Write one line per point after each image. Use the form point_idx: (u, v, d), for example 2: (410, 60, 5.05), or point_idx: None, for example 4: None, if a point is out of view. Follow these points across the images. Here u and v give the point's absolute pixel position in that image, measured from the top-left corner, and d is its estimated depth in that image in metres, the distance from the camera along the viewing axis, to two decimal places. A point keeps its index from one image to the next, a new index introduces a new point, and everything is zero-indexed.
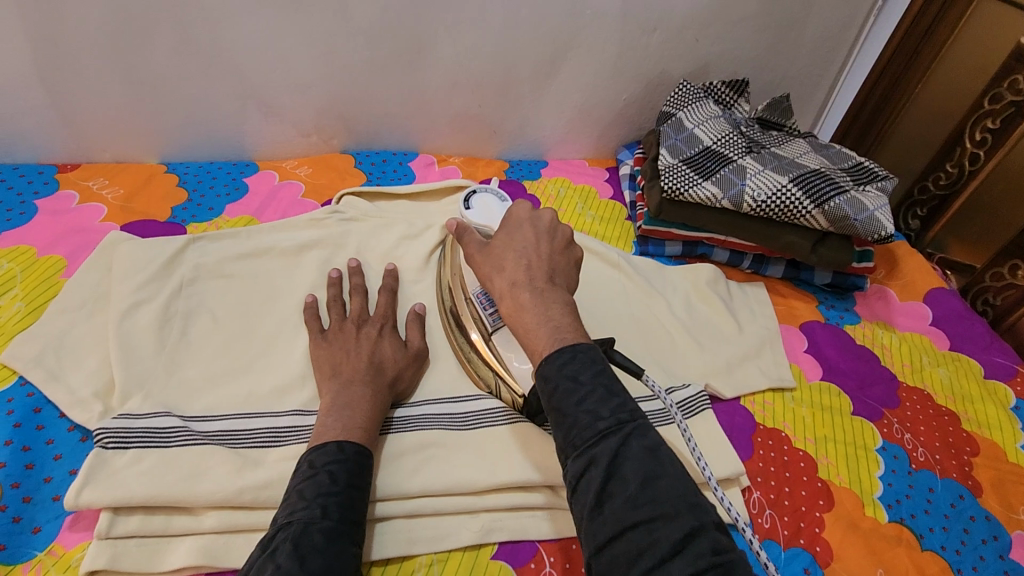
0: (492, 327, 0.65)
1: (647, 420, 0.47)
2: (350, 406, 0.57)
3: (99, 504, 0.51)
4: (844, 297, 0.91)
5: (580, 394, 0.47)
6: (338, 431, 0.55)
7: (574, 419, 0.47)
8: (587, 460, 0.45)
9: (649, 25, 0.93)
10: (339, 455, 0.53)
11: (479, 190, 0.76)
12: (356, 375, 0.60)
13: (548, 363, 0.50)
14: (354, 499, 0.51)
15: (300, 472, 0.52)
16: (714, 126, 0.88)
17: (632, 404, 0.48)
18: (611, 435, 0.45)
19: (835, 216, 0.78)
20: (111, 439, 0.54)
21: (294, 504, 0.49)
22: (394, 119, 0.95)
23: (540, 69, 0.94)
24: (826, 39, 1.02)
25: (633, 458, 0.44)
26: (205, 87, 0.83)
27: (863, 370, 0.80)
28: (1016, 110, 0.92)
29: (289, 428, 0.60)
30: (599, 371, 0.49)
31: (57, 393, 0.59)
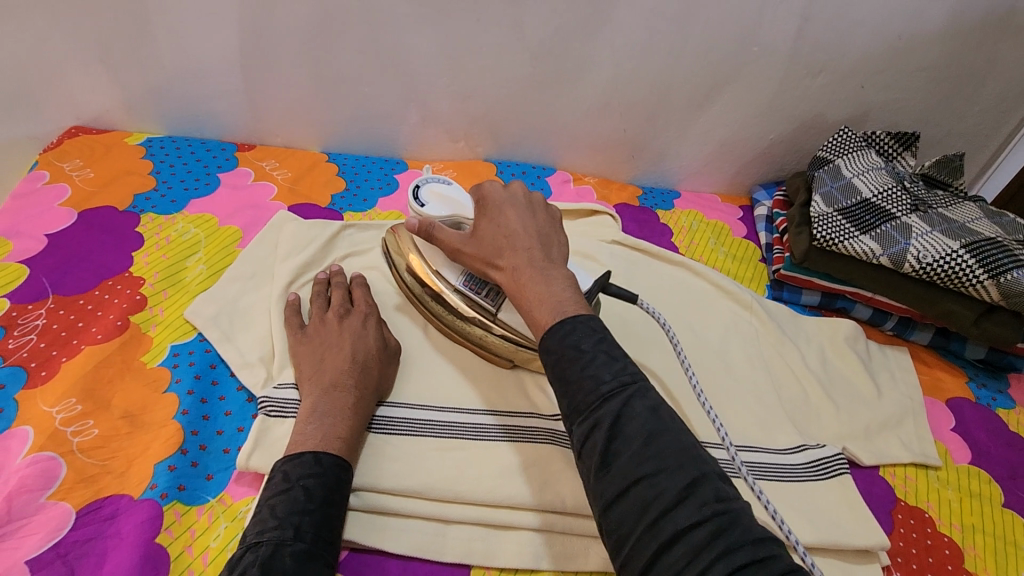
0: (496, 305, 0.64)
1: (645, 381, 0.49)
2: (331, 414, 0.56)
3: (266, 469, 0.55)
4: (998, 376, 0.83)
5: (584, 360, 0.49)
6: (318, 441, 0.53)
7: (578, 385, 0.49)
8: (592, 423, 0.47)
9: (815, 68, 0.90)
10: (315, 468, 0.51)
11: (423, 183, 0.70)
12: (339, 377, 0.58)
13: (553, 335, 0.51)
14: (330, 517, 0.50)
15: (274, 484, 0.51)
16: (875, 178, 0.83)
17: (632, 366, 0.50)
18: (614, 397, 0.47)
19: (1010, 290, 0.72)
20: (271, 407, 0.59)
21: (264, 522, 0.48)
22: (538, 135, 0.97)
23: (693, 101, 0.94)
24: (1005, 99, 0.96)
25: (636, 419, 0.46)
26: (377, 86, 0.89)
27: (1016, 460, 0.74)
28: None
29: (430, 422, 0.62)
30: (600, 340, 0.51)
31: (229, 353, 0.64)
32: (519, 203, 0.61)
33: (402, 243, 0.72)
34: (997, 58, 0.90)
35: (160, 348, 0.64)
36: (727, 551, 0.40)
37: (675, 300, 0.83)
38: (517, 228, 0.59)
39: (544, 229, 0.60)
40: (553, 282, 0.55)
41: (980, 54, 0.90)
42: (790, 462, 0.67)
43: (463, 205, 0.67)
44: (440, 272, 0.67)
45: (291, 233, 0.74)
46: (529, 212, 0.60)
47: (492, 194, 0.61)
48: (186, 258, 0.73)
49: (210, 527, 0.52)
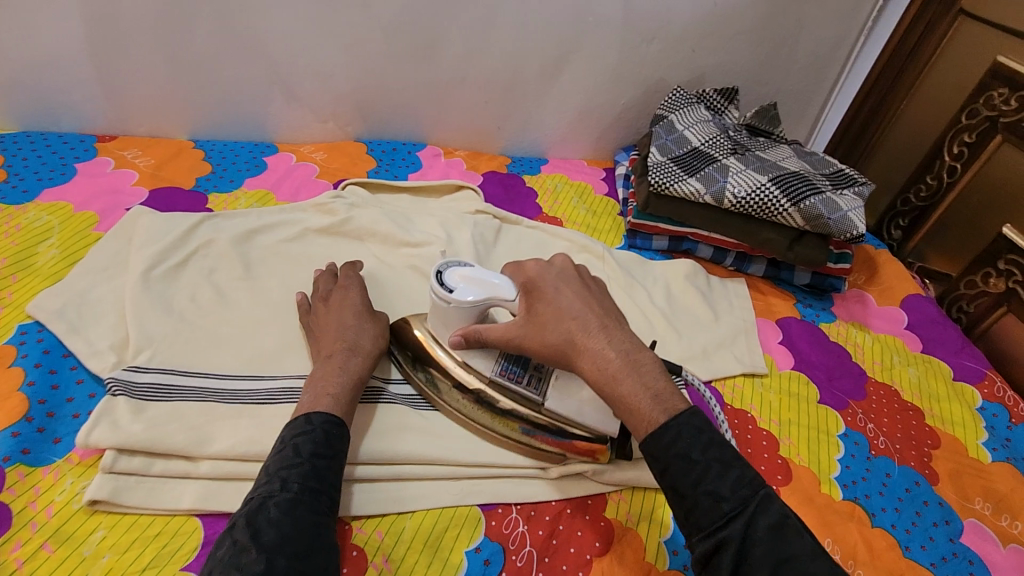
0: (540, 394, 0.61)
1: (766, 488, 0.46)
2: (325, 378, 0.60)
3: (106, 443, 0.55)
4: (822, 297, 0.95)
5: (696, 473, 0.46)
6: (308, 404, 0.56)
7: (694, 501, 0.46)
8: (714, 542, 0.44)
9: (648, 34, 0.99)
10: (306, 427, 0.53)
11: (446, 268, 0.63)
12: (343, 344, 0.64)
13: (654, 441, 0.48)
14: (321, 471, 0.51)
15: (274, 448, 0.53)
16: (703, 130, 0.94)
17: (751, 475, 0.46)
18: (736, 517, 0.44)
19: (810, 215, 0.83)
20: (120, 389, 0.59)
21: (260, 480, 0.50)
22: (406, 111, 1.02)
23: (545, 71, 1.01)
24: (819, 57, 1.07)
25: (763, 544, 0.43)
26: (237, 70, 0.91)
27: (833, 364, 0.84)
28: (990, 125, 0.88)
29: (283, 390, 0.64)
30: (709, 444, 0.47)
31: (76, 344, 0.64)
32: (571, 277, 0.57)
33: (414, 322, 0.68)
34: (805, 19, 1.02)
35: (6, 329, 0.65)
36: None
37: None
38: (580, 306, 0.54)
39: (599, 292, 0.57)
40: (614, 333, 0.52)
41: (790, 16, 1.01)
42: None
43: (498, 286, 0.59)
44: (473, 362, 0.63)
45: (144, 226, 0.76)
46: (584, 286, 0.57)
47: (540, 274, 0.58)
48: (38, 244, 0.74)
49: (56, 483, 0.54)
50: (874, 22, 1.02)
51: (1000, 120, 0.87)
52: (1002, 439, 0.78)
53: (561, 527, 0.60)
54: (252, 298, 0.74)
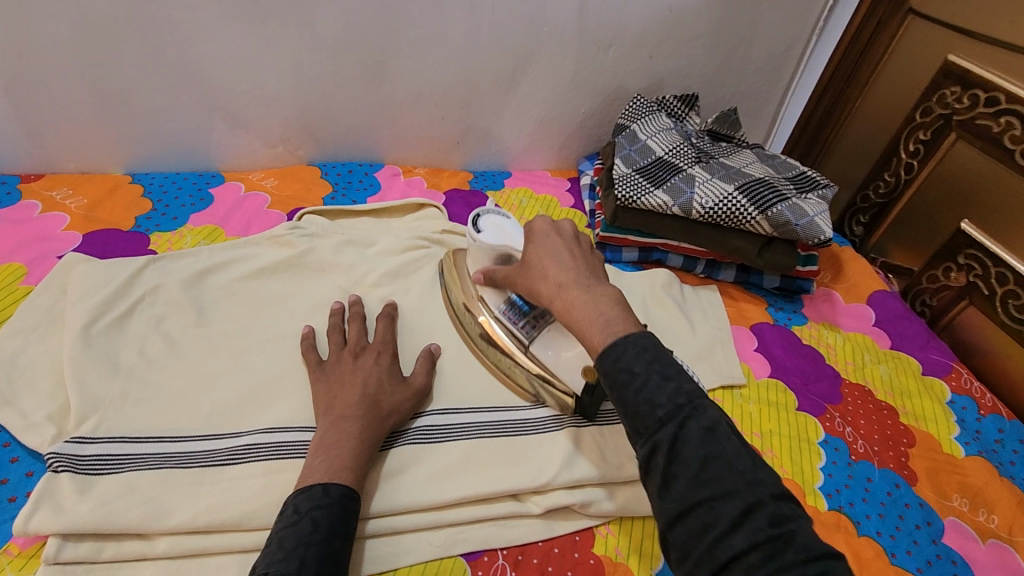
0: (527, 339, 0.68)
1: (703, 398, 0.45)
2: (337, 445, 0.55)
3: (48, 531, 0.50)
4: (792, 299, 0.95)
5: (638, 383, 0.46)
6: (323, 474, 0.53)
7: (635, 409, 0.45)
8: (651, 445, 0.44)
9: (604, 42, 0.98)
10: (323, 499, 0.51)
11: (484, 211, 0.71)
12: (350, 409, 0.59)
13: (605, 358, 0.48)
14: (336, 549, 0.48)
15: (283, 517, 0.50)
16: (665, 138, 0.92)
17: (689, 385, 0.46)
18: (670, 420, 0.44)
19: (778, 222, 0.82)
20: (62, 464, 0.54)
21: (273, 553, 0.47)
22: (360, 131, 0.98)
23: (502, 83, 0.98)
24: (774, 57, 1.07)
25: (695, 443, 0.43)
26: (173, 98, 0.85)
27: (808, 368, 0.84)
28: (944, 122, 0.89)
29: (248, 448, 0.59)
30: (653, 358, 0.47)
31: (9, 417, 0.58)
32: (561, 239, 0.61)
33: (460, 270, 0.78)
34: (758, 21, 1.02)
35: None
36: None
37: None
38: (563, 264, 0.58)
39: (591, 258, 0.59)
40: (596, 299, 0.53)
41: (743, 19, 1.01)
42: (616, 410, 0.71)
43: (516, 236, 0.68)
44: (486, 295, 0.71)
45: (79, 277, 0.70)
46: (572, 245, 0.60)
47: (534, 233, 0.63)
48: None
49: None
50: (825, 22, 1.03)
51: (953, 118, 0.88)
52: (973, 430, 0.79)
53: (551, 568, 0.58)
54: (204, 346, 0.68)
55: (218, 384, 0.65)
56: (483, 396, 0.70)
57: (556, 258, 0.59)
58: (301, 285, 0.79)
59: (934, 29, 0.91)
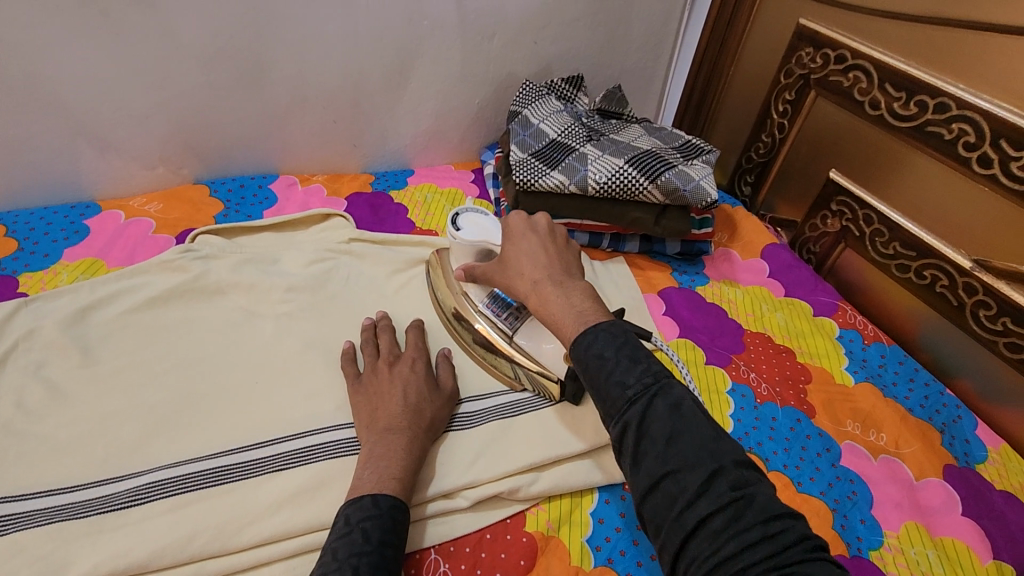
0: (512, 328, 0.72)
1: (670, 378, 0.49)
2: (385, 457, 0.56)
3: None
4: (694, 262, 1.01)
5: (609, 367, 0.49)
6: (373, 485, 0.54)
7: (606, 391, 0.49)
8: (622, 425, 0.47)
9: (487, 31, 0.99)
10: (373, 510, 0.51)
11: (463, 212, 0.84)
12: (395, 420, 0.60)
13: (577, 347, 0.52)
14: (387, 559, 0.49)
15: (335, 529, 0.51)
16: (557, 121, 0.95)
17: (656, 366, 0.49)
18: (638, 399, 0.47)
19: (667, 189, 0.86)
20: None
21: (328, 564, 0.47)
22: (247, 142, 0.94)
23: (390, 80, 0.97)
24: (653, 34, 1.12)
25: (660, 420, 0.46)
26: (28, 127, 0.79)
27: (713, 325, 0.90)
28: (804, 82, 0.97)
29: (150, 486, 0.56)
30: (623, 345, 0.51)
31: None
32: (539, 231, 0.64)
33: (448, 269, 0.81)
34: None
35: None
36: (747, 547, 0.39)
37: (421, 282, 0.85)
38: (538, 254, 0.62)
39: (565, 254, 0.62)
40: (571, 294, 0.57)
41: None
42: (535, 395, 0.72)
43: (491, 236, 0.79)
44: (472, 290, 0.76)
45: None
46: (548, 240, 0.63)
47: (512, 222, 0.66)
48: None
49: None
50: None
51: (811, 77, 0.95)
52: (860, 360, 0.87)
53: (483, 555, 0.59)
54: (93, 388, 0.64)
55: (113, 426, 0.61)
56: None
57: (533, 256, 0.62)
58: (196, 310, 0.74)
59: None
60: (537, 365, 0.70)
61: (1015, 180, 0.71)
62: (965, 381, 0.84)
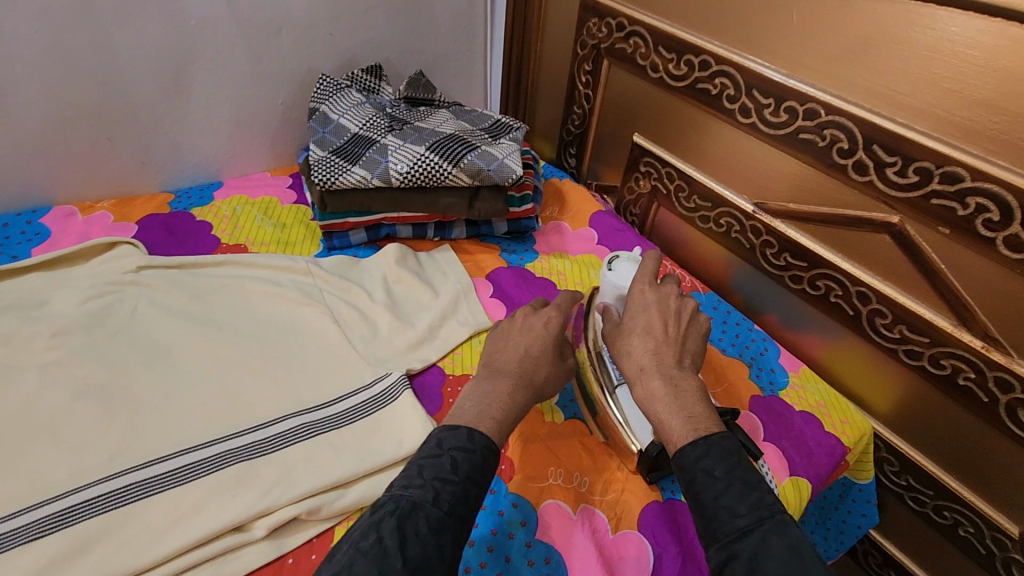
0: (617, 380, 0.70)
1: (788, 516, 0.48)
2: (487, 396, 0.58)
3: None
4: (525, 240, 1.01)
5: (717, 487, 0.50)
6: (472, 419, 0.55)
7: (714, 513, 0.49)
8: (728, 554, 0.47)
9: (271, 26, 0.93)
10: (468, 443, 0.53)
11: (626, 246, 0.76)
12: (505, 367, 0.62)
13: (686, 456, 0.53)
14: (467, 495, 0.50)
15: (428, 447, 0.53)
16: (357, 114, 0.91)
17: (773, 500, 0.49)
18: (752, 531, 0.47)
19: (472, 171, 0.86)
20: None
21: (412, 477, 0.50)
22: (2, 172, 0.84)
23: (168, 87, 0.89)
24: (458, 17, 1.11)
25: (778, 559, 0.45)
26: None
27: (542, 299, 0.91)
28: (597, 53, 0.99)
29: None
30: (735, 465, 0.51)
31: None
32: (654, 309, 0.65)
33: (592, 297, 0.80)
34: None
35: None
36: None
37: (223, 301, 0.79)
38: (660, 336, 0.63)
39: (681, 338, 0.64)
40: (681, 393, 0.58)
41: None
42: (344, 406, 0.68)
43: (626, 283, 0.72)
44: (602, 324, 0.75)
45: None
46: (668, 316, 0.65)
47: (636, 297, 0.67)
48: None
49: None
50: None
51: (601, 47, 0.98)
52: None
53: None
54: None
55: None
56: (205, 428, 0.64)
57: (645, 337, 0.63)
58: None
59: None
60: (620, 418, 0.68)
61: (769, 126, 0.77)
62: (770, 315, 0.90)
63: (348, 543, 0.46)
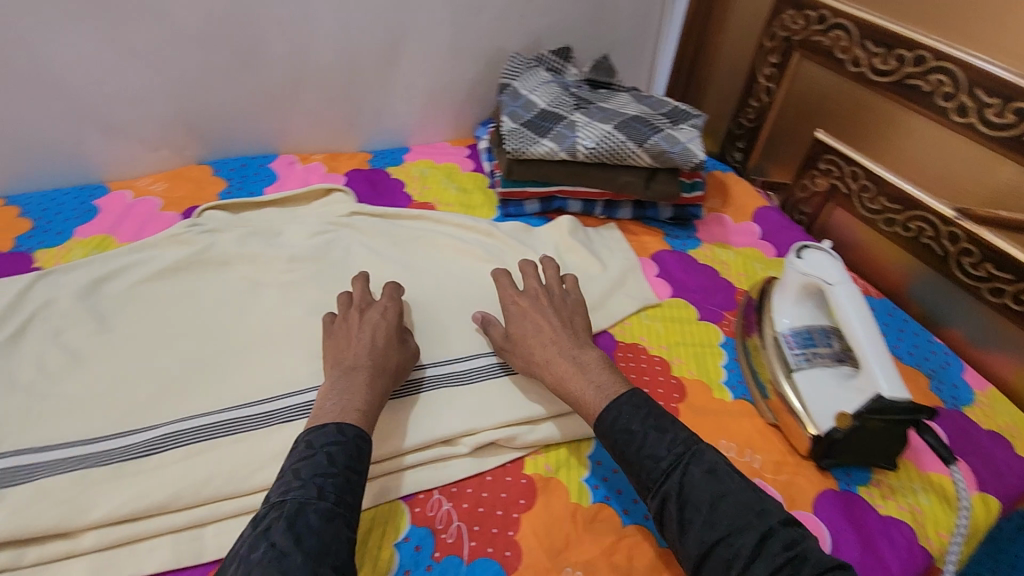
0: (796, 365, 0.72)
1: (698, 445, 0.57)
2: (349, 390, 0.59)
3: None
4: (687, 227, 1.03)
5: (637, 441, 0.58)
6: (336, 414, 0.56)
7: (640, 464, 0.57)
8: (662, 497, 0.55)
9: (476, 6, 1.01)
10: (339, 437, 0.54)
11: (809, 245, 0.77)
12: (357, 361, 0.62)
13: (603, 422, 0.60)
14: (352, 482, 0.52)
15: (297, 452, 0.53)
16: (546, 91, 0.97)
17: (682, 436, 0.58)
18: (674, 468, 0.55)
19: (655, 152, 0.88)
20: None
21: (290, 482, 0.50)
22: (246, 122, 0.97)
23: (381, 58, 0.99)
24: (639, 5, 1.13)
25: (699, 485, 0.54)
26: (35, 110, 0.82)
27: (706, 284, 0.92)
28: (788, 45, 0.98)
29: (165, 437, 0.59)
30: (646, 416, 0.59)
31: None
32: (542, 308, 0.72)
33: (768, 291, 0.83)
34: None
35: None
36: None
37: (420, 250, 0.88)
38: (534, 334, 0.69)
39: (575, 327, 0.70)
40: (586, 369, 0.65)
41: None
42: None
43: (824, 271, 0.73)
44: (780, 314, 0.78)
45: None
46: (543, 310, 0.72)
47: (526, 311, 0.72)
48: None
49: None
50: None
51: (794, 40, 0.97)
52: None
53: (484, 494, 0.61)
54: (108, 352, 0.67)
55: (127, 386, 0.64)
56: None
57: (539, 336, 0.69)
58: (202, 281, 0.77)
59: None
60: (799, 406, 0.70)
61: (992, 128, 0.74)
62: (953, 329, 0.86)
63: (239, 559, 0.45)
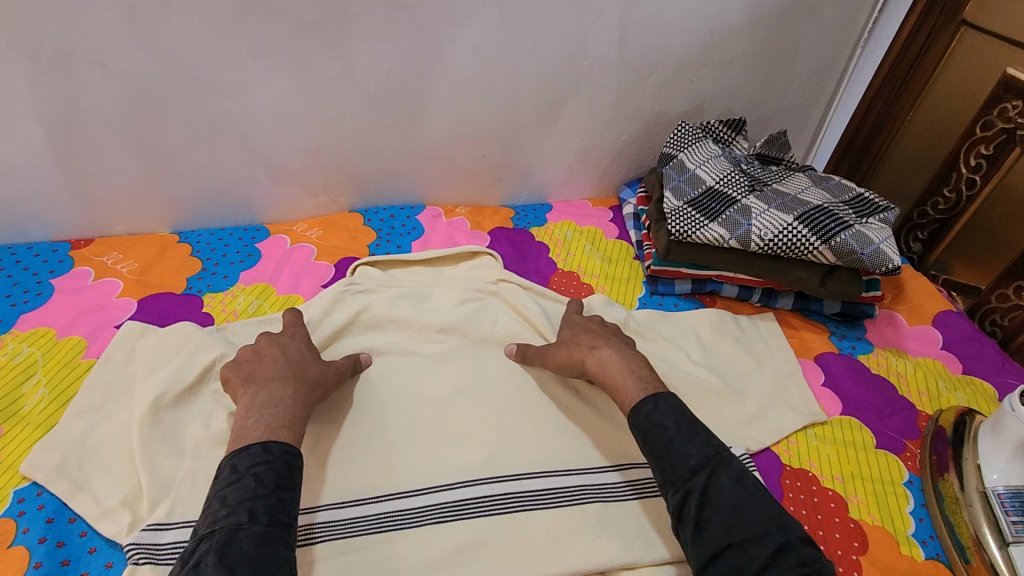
0: (1016, 538, 0.62)
1: (729, 453, 0.58)
2: (271, 406, 0.59)
3: None
4: (855, 325, 0.92)
5: (670, 435, 0.58)
6: (263, 433, 0.56)
7: (667, 458, 0.57)
8: (684, 493, 0.55)
9: (645, 69, 0.95)
10: (265, 456, 0.54)
11: None
12: (276, 377, 0.62)
13: (638, 414, 0.61)
14: (284, 500, 0.52)
15: (222, 477, 0.53)
16: (715, 166, 0.90)
17: (713, 442, 0.58)
18: (701, 469, 0.56)
19: (842, 251, 0.79)
20: (142, 555, 0.53)
21: (216, 511, 0.50)
22: (400, 173, 0.97)
23: (540, 118, 0.96)
24: (816, 72, 1.03)
25: (724, 487, 0.54)
26: (215, 156, 0.85)
27: (882, 401, 0.81)
28: (1008, 136, 0.90)
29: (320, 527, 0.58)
30: (681, 416, 0.60)
31: (83, 504, 0.57)
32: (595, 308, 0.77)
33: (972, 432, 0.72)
34: (801, 36, 0.98)
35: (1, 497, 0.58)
36: None
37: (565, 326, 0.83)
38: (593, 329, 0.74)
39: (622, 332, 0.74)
40: (628, 356, 0.68)
41: (786, 34, 0.97)
42: None
43: None
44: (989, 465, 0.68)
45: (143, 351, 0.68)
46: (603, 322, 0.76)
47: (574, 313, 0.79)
48: (23, 384, 0.67)
49: None
50: (870, 33, 0.99)
51: (1017, 133, 0.89)
52: None
53: None
54: None
55: None
56: (564, 456, 0.67)
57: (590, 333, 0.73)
58: (355, 344, 0.76)
59: (1002, 40, 0.89)
60: None
61: None
62: None
63: None
